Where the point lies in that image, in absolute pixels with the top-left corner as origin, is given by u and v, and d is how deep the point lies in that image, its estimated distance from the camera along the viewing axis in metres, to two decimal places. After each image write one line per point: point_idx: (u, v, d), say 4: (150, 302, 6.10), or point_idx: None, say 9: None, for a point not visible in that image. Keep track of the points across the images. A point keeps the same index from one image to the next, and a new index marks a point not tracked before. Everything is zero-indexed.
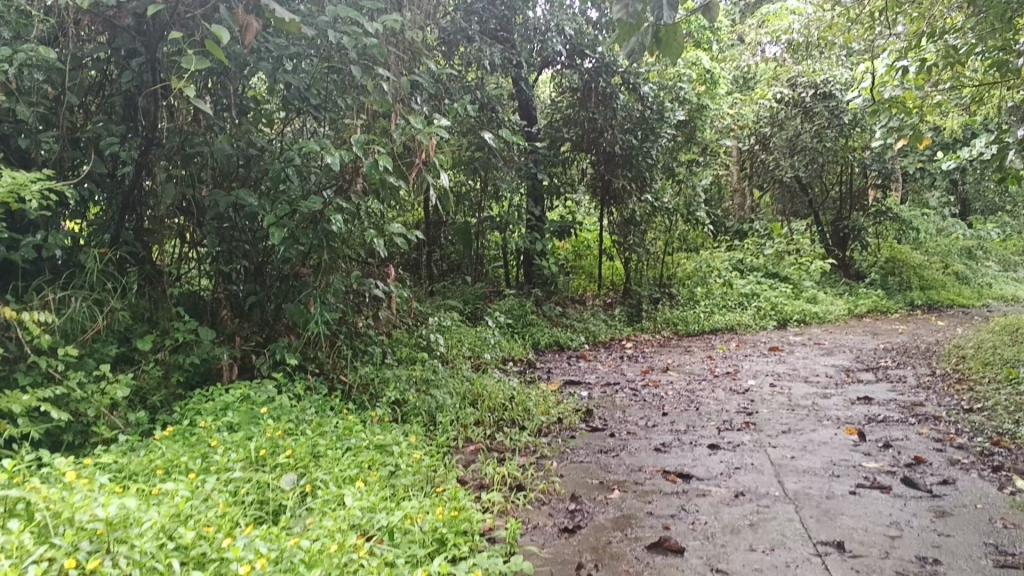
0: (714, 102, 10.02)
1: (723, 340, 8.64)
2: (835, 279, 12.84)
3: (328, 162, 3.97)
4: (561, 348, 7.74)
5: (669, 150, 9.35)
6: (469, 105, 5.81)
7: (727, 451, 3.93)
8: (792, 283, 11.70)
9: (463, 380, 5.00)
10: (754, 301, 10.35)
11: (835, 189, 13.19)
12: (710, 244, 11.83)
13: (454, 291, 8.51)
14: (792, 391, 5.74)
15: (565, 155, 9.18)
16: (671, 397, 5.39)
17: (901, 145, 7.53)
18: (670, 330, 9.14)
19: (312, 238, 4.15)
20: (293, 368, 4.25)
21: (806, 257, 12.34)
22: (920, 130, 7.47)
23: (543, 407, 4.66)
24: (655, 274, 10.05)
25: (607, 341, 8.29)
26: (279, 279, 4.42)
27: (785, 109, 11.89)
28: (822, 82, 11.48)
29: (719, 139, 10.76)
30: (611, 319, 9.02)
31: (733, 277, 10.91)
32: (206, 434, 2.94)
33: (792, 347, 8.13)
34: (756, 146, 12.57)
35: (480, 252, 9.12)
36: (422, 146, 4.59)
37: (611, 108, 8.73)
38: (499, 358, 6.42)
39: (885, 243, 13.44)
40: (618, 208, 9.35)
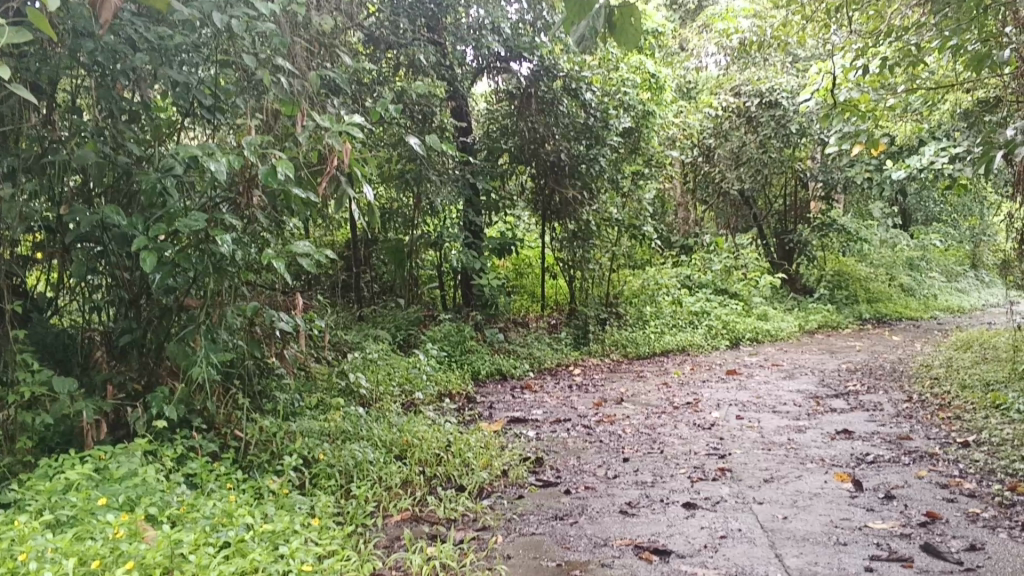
0: (660, 108, 9.41)
1: (677, 364, 8.02)
2: (784, 294, 12.35)
3: (214, 172, 3.32)
4: (503, 377, 7.04)
5: (615, 160, 8.76)
6: (393, 107, 5.15)
7: (707, 511, 3.26)
8: (742, 299, 11.15)
9: (389, 425, 4.28)
10: (705, 319, 9.78)
11: (778, 202, 12.90)
12: (656, 260, 11.22)
13: (384, 317, 7.78)
14: (764, 424, 5.11)
15: (503, 168, 8.52)
16: (631, 436, 4.71)
17: (856, 153, 6.89)
18: (619, 353, 8.49)
19: (196, 263, 3.43)
20: (176, 421, 3.50)
21: (755, 272, 11.83)
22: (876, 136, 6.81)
23: (484, 457, 3.94)
24: (601, 292, 9.32)
25: (553, 368, 7.61)
26: (161, 314, 3.70)
27: (729, 118, 11.43)
28: (768, 90, 11.03)
29: (664, 149, 10.22)
30: (555, 343, 8.34)
31: (682, 295, 10.31)
32: (26, 534, 2.19)
33: (752, 370, 7.54)
34: (699, 158, 12.00)
35: (415, 273, 8.41)
36: (334, 151, 3.84)
37: (552, 116, 8.12)
38: (433, 394, 5.67)
39: (831, 256, 13.07)
40: (561, 222, 8.74)
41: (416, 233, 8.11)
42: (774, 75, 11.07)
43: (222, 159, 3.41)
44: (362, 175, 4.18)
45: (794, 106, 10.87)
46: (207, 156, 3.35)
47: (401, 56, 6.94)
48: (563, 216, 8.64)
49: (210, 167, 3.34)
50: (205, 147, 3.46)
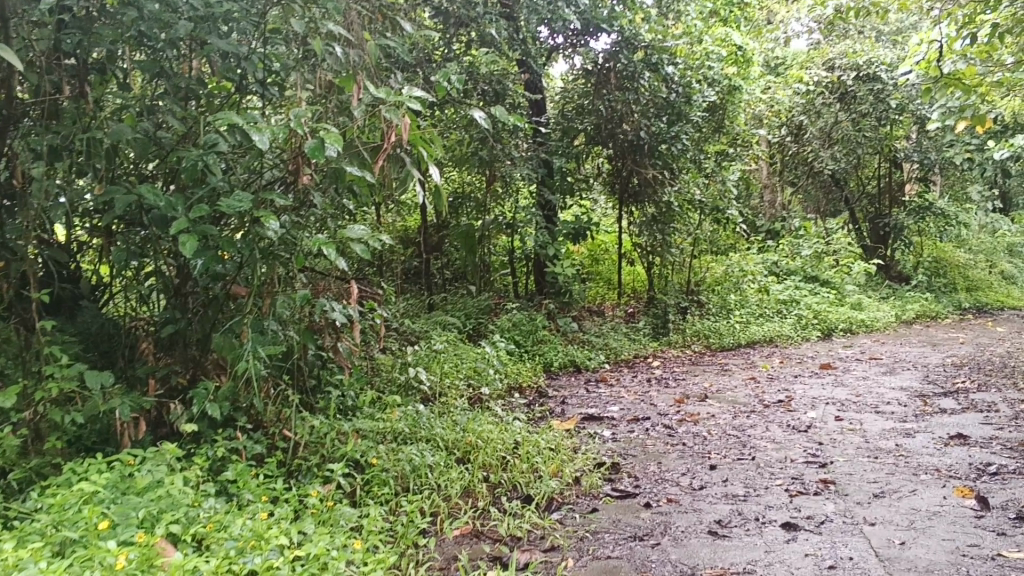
0: (747, 84, 8.89)
1: (764, 356, 7.54)
2: (878, 281, 11.68)
3: (257, 144, 3.01)
4: (578, 369, 6.67)
5: (697, 139, 8.29)
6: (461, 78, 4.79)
7: (810, 534, 2.85)
8: (834, 287, 10.53)
9: (453, 424, 3.95)
10: (793, 308, 9.24)
11: (872, 184, 12.16)
12: (742, 246, 10.68)
13: (455, 305, 7.50)
14: (866, 427, 4.63)
15: (579, 149, 8.13)
16: (717, 439, 4.29)
17: (961, 128, 6.28)
18: (701, 345, 8.03)
19: (240, 248, 3.12)
20: (220, 420, 3.21)
21: (847, 259, 11.18)
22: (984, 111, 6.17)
23: (555, 463, 3.58)
24: (682, 280, 8.87)
25: (631, 360, 7.20)
26: (207, 303, 3.41)
27: (821, 94, 10.78)
28: (865, 64, 10.44)
29: (750, 129, 9.67)
30: (633, 334, 7.91)
31: (769, 282, 9.77)
32: (20, 558, 1.91)
33: (847, 364, 7.01)
34: (788, 138, 11.39)
35: (486, 260, 8.16)
36: (391, 126, 3.45)
37: (632, 92, 7.68)
38: (502, 389, 5.30)
39: (927, 241, 12.35)
40: (640, 206, 8.31)
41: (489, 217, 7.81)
42: (870, 49, 10.58)
43: (266, 131, 3.09)
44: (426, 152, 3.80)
45: (892, 82, 10.30)
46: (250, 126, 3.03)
47: (473, 31, 6.59)
48: (642, 199, 8.20)
49: (252, 138, 3.04)
50: (253, 119, 3.14)
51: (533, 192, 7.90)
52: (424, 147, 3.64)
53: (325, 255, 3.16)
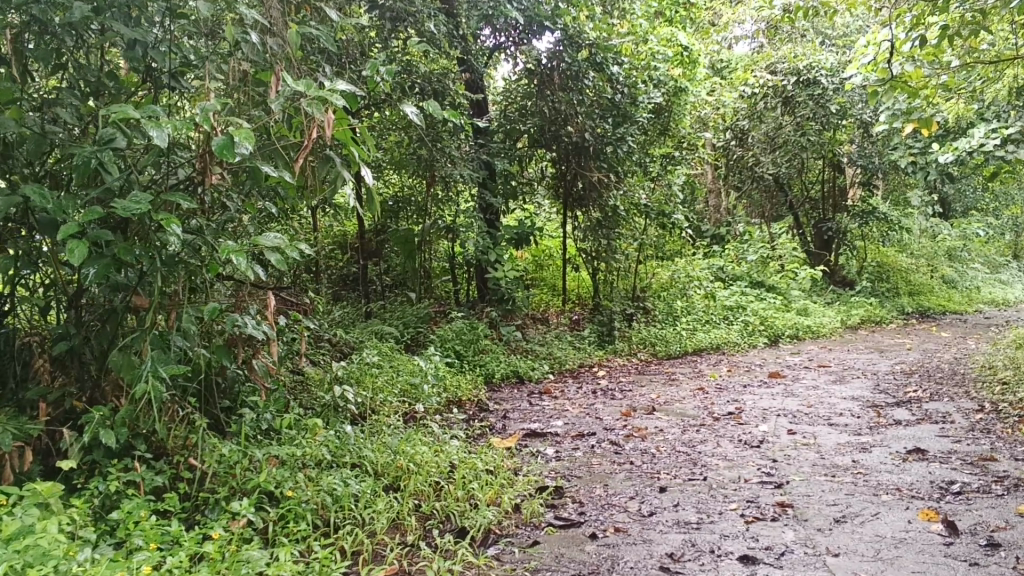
0: (693, 86, 8.72)
1: (711, 364, 7.34)
2: (822, 287, 11.60)
3: (155, 142, 2.64)
4: (520, 380, 6.41)
5: (642, 142, 8.10)
6: (385, 70, 4.34)
7: (770, 569, 2.60)
8: (779, 293, 10.40)
9: (382, 445, 3.66)
10: (740, 315, 9.08)
11: (815, 189, 12.12)
12: (688, 251, 10.50)
13: (393, 313, 7.19)
14: (821, 441, 4.42)
15: (522, 151, 7.89)
16: (666, 457, 4.04)
17: (905, 133, 6.08)
18: (648, 353, 7.82)
19: (139, 255, 2.79)
20: (116, 448, 2.88)
21: (793, 264, 11.06)
22: (927, 115, 5.96)
23: (494, 489, 3.30)
24: (627, 286, 8.66)
25: (576, 369, 6.96)
26: (105, 317, 3.07)
27: (764, 98, 10.69)
28: (806, 68, 10.29)
29: (696, 132, 9.51)
30: (578, 342, 7.66)
31: (715, 288, 9.61)
32: None
33: (796, 372, 6.84)
34: (732, 142, 11.42)
35: (426, 266, 7.87)
36: (312, 122, 3.17)
37: (575, 93, 7.44)
38: (440, 404, 5.01)
39: (870, 246, 12.34)
40: (584, 211, 8.08)
41: (429, 220, 7.53)
42: (812, 52, 10.26)
43: (166, 125, 2.71)
44: (354, 152, 3.52)
45: (832, 87, 10.09)
46: (146, 120, 2.65)
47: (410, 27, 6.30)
48: (586, 203, 7.98)
49: (149, 135, 2.66)
50: (152, 111, 2.77)
51: (474, 194, 7.63)
52: (354, 150, 3.40)
53: (235, 265, 2.85)
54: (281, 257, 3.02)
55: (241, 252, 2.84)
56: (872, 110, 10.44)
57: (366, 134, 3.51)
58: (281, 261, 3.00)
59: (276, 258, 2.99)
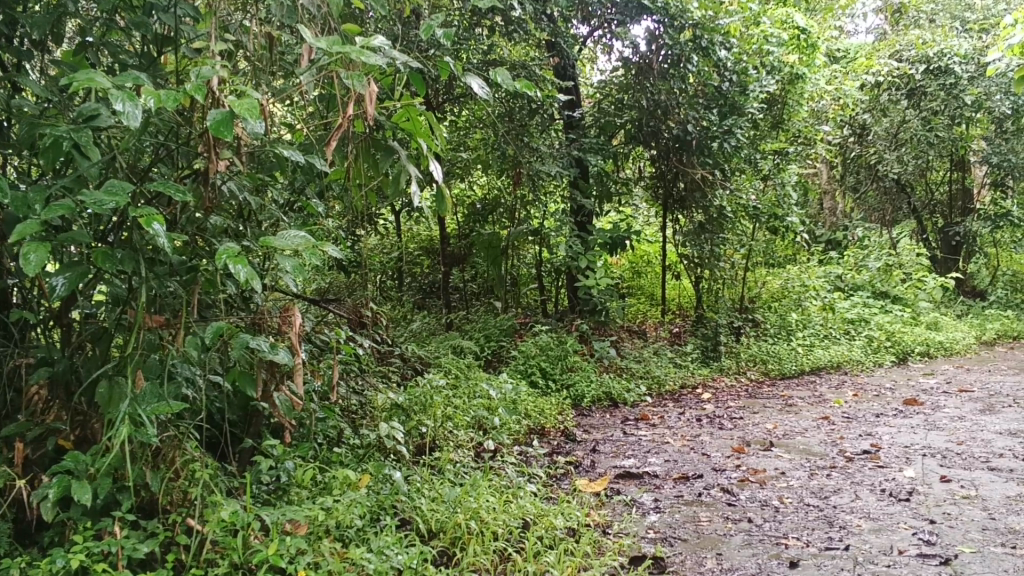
0: (812, 72, 7.82)
1: (833, 387, 6.46)
2: (952, 297, 10.49)
3: (124, 119, 2.01)
4: (614, 403, 5.67)
5: (752, 136, 7.26)
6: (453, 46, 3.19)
7: None
8: (906, 305, 9.36)
9: (440, 493, 3.00)
10: (862, 329, 8.15)
11: (943, 189, 11.02)
12: (803, 257, 9.57)
13: (475, 325, 6.55)
14: (988, 493, 3.55)
15: (617, 148, 7.17)
16: (793, 514, 3.28)
17: None
18: (758, 372, 7.00)
19: (119, 264, 2.20)
20: (99, 505, 2.29)
21: (920, 272, 9.99)
22: None
23: (574, 565, 2.57)
24: (734, 296, 7.84)
25: (676, 392, 6.19)
26: (95, 337, 2.49)
27: (888, 89, 9.63)
28: (936, 56, 9.22)
29: (813, 126, 8.58)
30: (680, 359, 6.87)
31: (834, 299, 8.67)
32: None
33: (935, 399, 5.91)
34: (851, 138, 10.21)
35: (513, 273, 7.23)
36: (353, 97, 2.60)
37: (677, 82, 6.65)
38: (520, 435, 4.34)
39: (1004, 253, 11.16)
40: (686, 214, 7.30)
41: (516, 224, 6.88)
42: (943, 39, 9.29)
43: (146, 98, 2.09)
44: (417, 135, 2.95)
45: (967, 75, 9.15)
46: (118, 93, 2.03)
47: (498, 16, 5.70)
48: (688, 204, 7.20)
49: (119, 109, 2.03)
50: (134, 77, 2.15)
51: (565, 194, 6.94)
52: (422, 136, 2.86)
53: (235, 276, 2.14)
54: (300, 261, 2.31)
55: (240, 259, 2.13)
56: (1012, 101, 9.35)
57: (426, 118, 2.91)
58: (298, 268, 2.29)
59: (292, 265, 2.27)
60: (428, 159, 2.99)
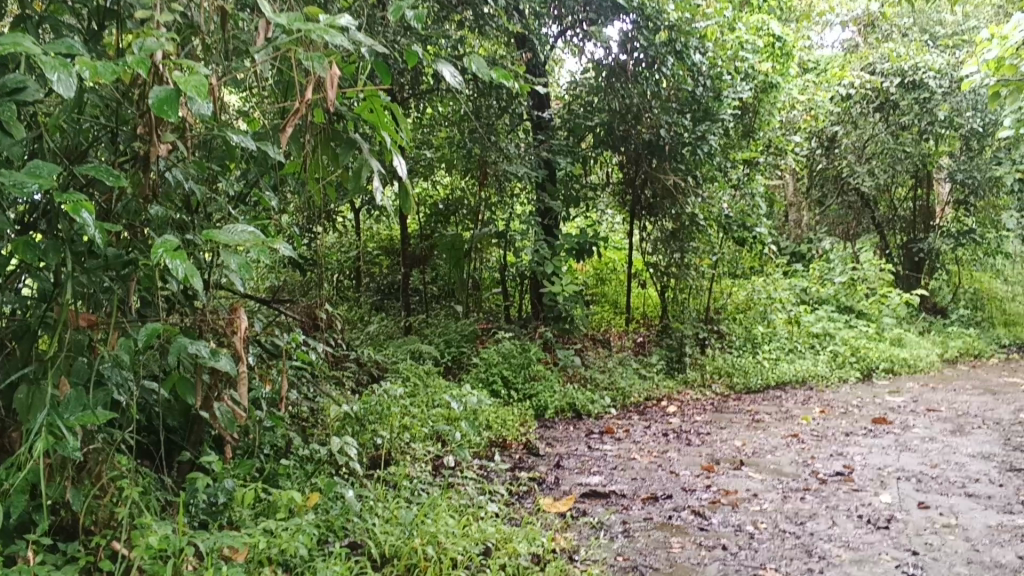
0: (786, 81, 7.70)
1: (800, 403, 6.33)
2: (914, 314, 10.46)
3: (61, 89, 1.77)
4: (577, 415, 5.48)
5: (724, 144, 7.12)
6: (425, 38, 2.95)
7: None
8: (870, 320, 9.30)
9: (394, 513, 2.78)
10: (827, 344, 8.05)
11: (908, 205, 11.00)
12: (769, 268, 9.46)
13: (435, 329, 6.32)
14: (968, 523, 3.41)
15: (587, 152, 7.00)
16: (769, 542, 3.10)
17: None
18: (724, 385, 6.86)
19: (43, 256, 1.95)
20: (11, 526, 2.04)
21: (884, 287, 9.94)
22: None
23: None
24: (700, 306, 7.70)
25: (641, 404, 6.01)
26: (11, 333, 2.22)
27: (860, 101, 9.59)
28: (911, 68, 9.25)
29: (785, 136, 8.47)
30: (645, 370, 6.70)
31: (800, 312, 8.56)
32: None
33: (904, 417, 5.80)
34: (818, 150, 10.25)
35: (475, 277, 7.01)
36: (313, 80, 2.38)
37: (651, 85, 6.48)
38: (480, 448, 4.13)
39: (966, 271, 11.17)
40: (655, 221, 7.13)
41: (481, 226, 6.67)
42: (917, 53, 9.29)
43: (81, 69, 1.84)
44: (378, 127, 2.75)
45: (941, 90, 9.14)
46: (49, 62, 1.78)
47: (472, 9, 5.49)
48: (658, 212, 7.03)
49: (51, 80, 1.78)
50: (67, 45, 1.91)
51: (531, 197, 6.73)
52: (387, 128, 2.66)
53: (171, 272, 1.89)
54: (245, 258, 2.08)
55: (179, 254, 1.90)
56: (982, 119, 9.32)
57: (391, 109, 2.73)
58: (244, 265, 2.06)
59: (237, 262, 2.04)
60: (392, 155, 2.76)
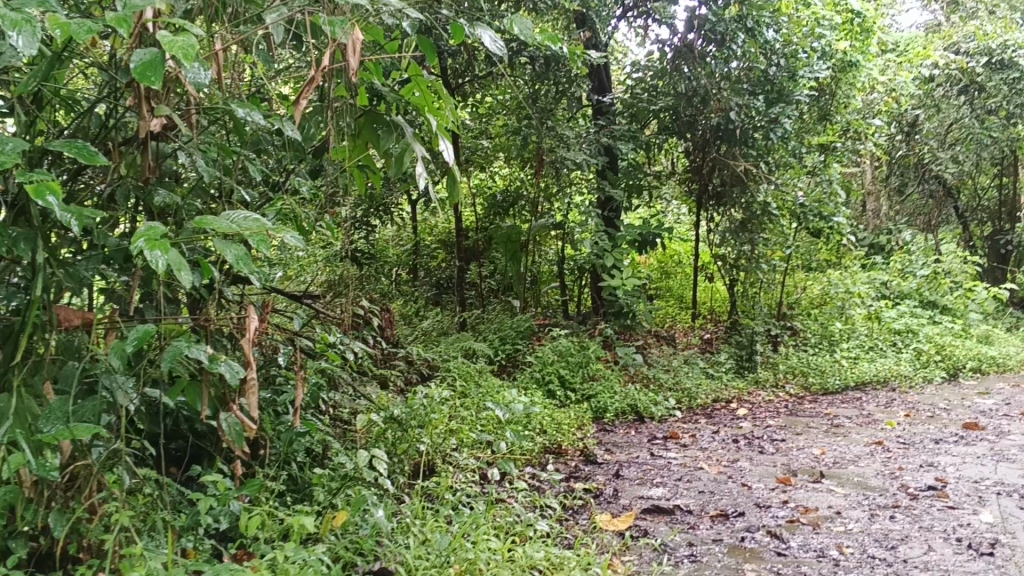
0: (867, 61, 7.22)
1: (881, 405, 5.89)
2: (1002, 308, 9.85)
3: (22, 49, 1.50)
4: (640, 418, 5.13)
5: (798, 128, 6.69)
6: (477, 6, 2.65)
7: None
8: (956, 316, 8.74)
9: (431, 533, 2.49)
10: (909, 342, 7.56)
11: (994, 194, 10.38)
12: (845, 261, 8.95)
13: (492, 325, 6.02)
14: None
15: (650, 138, 6.63)
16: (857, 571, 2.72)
17: None
18: (798, 385, 6.45)
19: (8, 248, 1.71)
20: None
21: (970, 281, 9.36)
22: None
23: None
24: (771, 301, 7.27)
25: (709, 406, 5.64)
26: None
27: (943, 83, 9.04)
28: (998, 47, 8.68)
29: (864, 120, 7.98)
30: (713, 369, 6.31)
31: (880, 307, 8.07)
32: None
33: (997, 422, 5.33)
34: (897, 136, 9.71)
35: (534, 271, 6.70)
36: (332, 44, 2.11)
37: (718, 66, 6.10)
38: (533, 455, 3.83)
39: None
40: (723, 211, 6.74)
41: (539, 217, 6.35)
42: (1006, 31, 8.74)
43: (51, 27, 1.56)
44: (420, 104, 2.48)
45: None
46: (13, 17, 1.51)
47: None
48: (726, 202, 6.64)
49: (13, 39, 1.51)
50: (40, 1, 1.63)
51: (592, 186, 6.39)
52: (425, 106, 2.40)
53: (150, 265, 1.59)
54: (245, 249, 1.77)
55: (161, 244, 1.60)
56: None
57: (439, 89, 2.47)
58: (243, 259, 1.75)
59: (234, 254, 1.73)
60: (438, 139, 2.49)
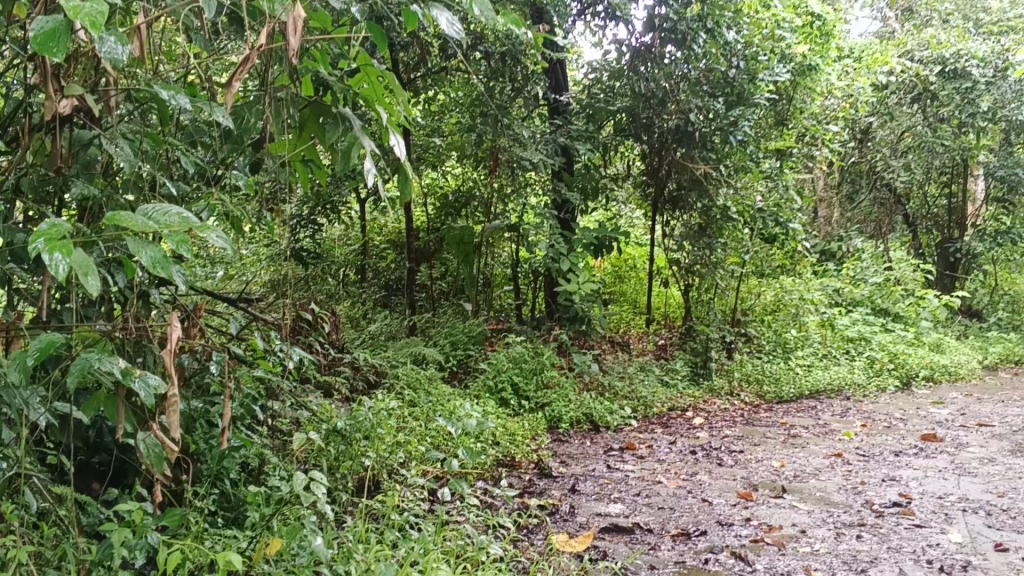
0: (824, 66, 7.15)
1: (837, 415, 5.81)
2: (951, 317, 9.88)
3: None
4: (595, 427, 4.97)
5: (756, 133, 6.59)
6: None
7: None
8: (907, 324, 8.73)
9: (375, 561, 2.28)
10: (863, 350, 7.52)
11: (944, 202, 10.42)
12: (798, 267, 8.90)
13: (442, 329, 5.82)
14: None
15: (606, 139, 6.48)
16: None
17: None
18: (752, 393, 6.35)
19: None
20: None
21: (921, 289, 9.37)
22: None
23: None
24: (726, 307, 7.16)
25: (664, 415, 5.50)
26: None
27: (897, 91, 9.02)
28: (952, 57, 8.67)
29: (819, 126, 7.93)
30: (668, 376, 6.18)
31: (833, 315, 8.02)
32: None
33: (954, 433, 5.27)
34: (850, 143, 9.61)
35: (486, 273, 6.51)
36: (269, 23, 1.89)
37: (677, 67, 5.97)
38: (485, 469, 3.64)
39: (1002, 273, 10.62)
40: (679, 215, 6.61)
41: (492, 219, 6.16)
42: (959, 40, 8.76)
43: None
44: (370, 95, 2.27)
45: (985, 79, 8.60)
46: None
47: None
48: (682, 206, 6.52)
49: None
50: None
51: (547, 187, 6.22)
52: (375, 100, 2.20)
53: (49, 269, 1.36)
54: (163, 249, 1.55)
55: (63, 246, 1.37)
56: None
57: (395, 86, 2.27)
58: (160, 260, 1.53)
59: (149, 256, 1.51)
60: (388, 133, 2.28)
